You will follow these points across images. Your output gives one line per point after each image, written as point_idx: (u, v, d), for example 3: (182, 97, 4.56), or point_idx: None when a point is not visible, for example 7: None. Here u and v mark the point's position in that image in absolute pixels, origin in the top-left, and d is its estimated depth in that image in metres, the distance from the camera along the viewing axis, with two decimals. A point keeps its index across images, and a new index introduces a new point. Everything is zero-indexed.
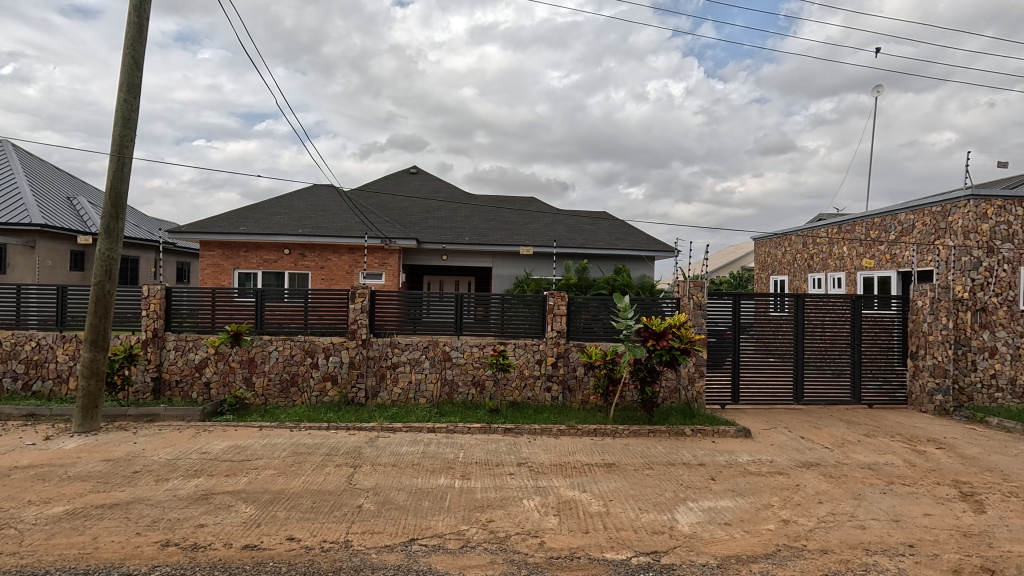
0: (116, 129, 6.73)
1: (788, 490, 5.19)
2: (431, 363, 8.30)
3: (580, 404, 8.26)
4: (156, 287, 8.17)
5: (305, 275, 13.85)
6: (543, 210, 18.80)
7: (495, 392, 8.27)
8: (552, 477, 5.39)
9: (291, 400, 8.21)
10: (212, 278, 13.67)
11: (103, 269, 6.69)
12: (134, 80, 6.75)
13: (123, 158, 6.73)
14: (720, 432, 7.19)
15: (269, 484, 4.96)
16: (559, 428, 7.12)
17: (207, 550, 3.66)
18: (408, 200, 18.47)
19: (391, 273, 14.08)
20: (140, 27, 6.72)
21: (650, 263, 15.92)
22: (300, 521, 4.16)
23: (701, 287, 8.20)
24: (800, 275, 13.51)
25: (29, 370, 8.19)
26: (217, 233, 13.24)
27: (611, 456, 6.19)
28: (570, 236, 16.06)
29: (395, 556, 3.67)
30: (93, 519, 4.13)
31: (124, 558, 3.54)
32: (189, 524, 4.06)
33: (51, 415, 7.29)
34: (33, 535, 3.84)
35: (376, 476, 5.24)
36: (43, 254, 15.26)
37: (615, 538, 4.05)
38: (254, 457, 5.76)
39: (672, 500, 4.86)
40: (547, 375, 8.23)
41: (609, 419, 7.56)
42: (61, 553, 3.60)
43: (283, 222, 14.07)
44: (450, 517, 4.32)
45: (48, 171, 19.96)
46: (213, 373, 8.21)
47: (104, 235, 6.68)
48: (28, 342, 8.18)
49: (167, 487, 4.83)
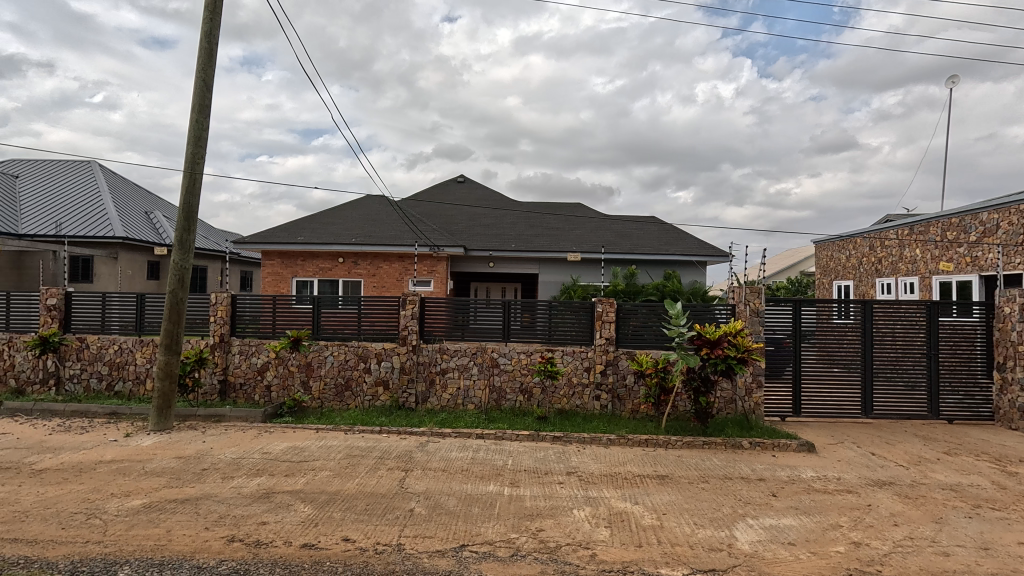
0: (188, 147, 7.21)
1: (858, 510, 4.84)
2: (479, 369, 8.36)
3: (630, 413, 8.06)
4: (224, 294, 8.69)
5: (358, 283, 14.34)
6: (590, 215, 18.69)
7: (543, 399, 8.23)
8: (603, 488, 5.28)
9: (345, 404, 8.46)
10: (272, 286, 14.36)
11: (177, 277, 7.16)
12: (205, 101, 7.23)
13: (195, 174, 7.20)
14: (781, 445, 6.82)
15: (326, 485, 5.12)
16: (610, 437, 6.98)
17: (269, 547, 3.82)
18: (456, 208, 18.81)
19: (440, 280, 14.35)
20: (210, 52, 7.19)
21: (702, 269, 15.45)
22: (355, 523, 4.26)
23: (758, 293, 7.89)
24: (866, 280, 12.71)
25: (112, 371, 8.86)
26: (278, 243, 13.94)
27: (664, 467, 6.00)
28: (617, 241, 15.85)
29: (446, 561, 3.69)
30: (166, 513, 4.40)
31: (194, 551, 3.74)
32: (253, 521, 4.25)
33: (131, 413, 7.86)
34: (116, 526, 4.14)
35: (427, 481, 5.30)
36: (123, 263, 16.55)
37: (670, 553, 3.91)
38: (311, 458, 5.98)
39: (730, 516, 4.64)
40: (596, 383, 8.11)
41: (661, 430, 7.31)
42: (139, 543, 3.84)
43: (337, 232, 14.62)
44: (500, 525, 4.32)
45: (126, 187, 21.54)
46: (273, 376, 8.60)
47: (178, 246, 7.16)
48: (112, 345, 8.87)
49: (233, 484, 5.10)
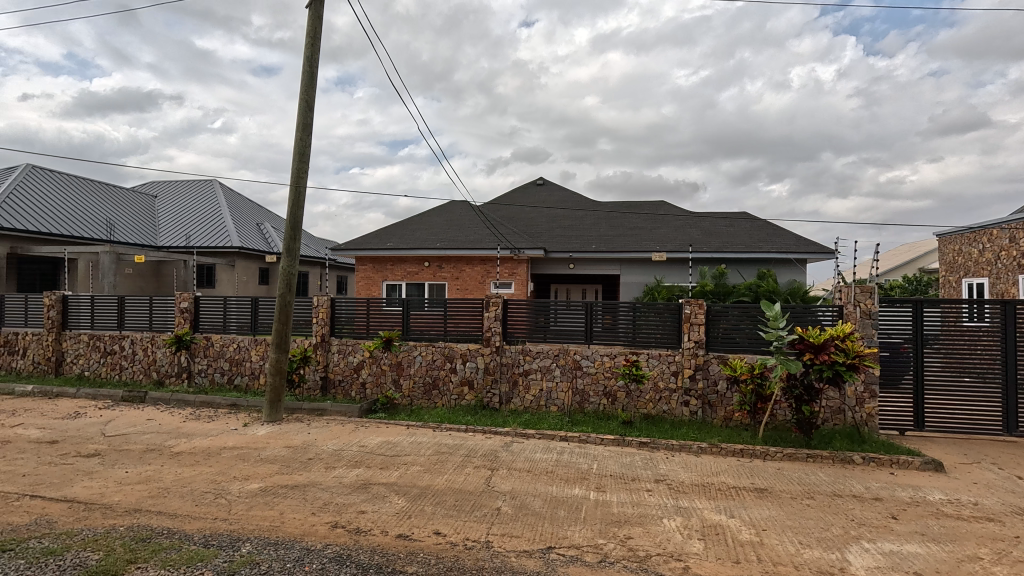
0: (294, 163, 7.89)
1: (1002, 542, 4.21)
2: (562, 371, 8.32)
3: (723, 421, 7.63)
4: (324, 297, 9.40)
5: (443, 286, 14.86)
6: (674, 213, 17.98)
7: (628, 403, 8.02)
8: (695, 499, 5.03)
9: (433, 402, 8.80)
10: (365, 289, 15.29)
11: (285, 282, 7.85)
12: (308, 120, 7.87)
13: (299, 187, 7.86)
14: (901, 463, 6.12)
15: (418, 480, 5.36)
16: (700, 445, 6.65)
17: (368, 534, 4.06)
18: (536, 211, 18.91)
19: (520, 283, 14.49)
20: (311, 74, 7.82)
21: (801, 267, 14.28)
22: (445, 518, 4.41)
23: (870, 293, 7.15)
24: (1005, 277, 11.06)
25: (232, 366, 9.90)
26: (370, 249, 14.83)
27: (763, 480, 5.60)
28: (704, 239, 15.10)
29: (534, 562, 3.71)
30: (279, 497, 4.83)
31: (303, 533, 4.07)
32: (353, 509, 4.54)
33: (249, 405, 8.72)
34: (238, 506, 4.61)
35: (512, 481, 5.36)
36: (239, 270, 18.45)
37: (772, 573, 3.64)
38: (403, 453, 6.28)
39: (841, 537, 4.23)
40: (684, 389, 7.77)
41: (758, 440, 6.84)
42: (257, 523, 4.25)
43: (423, 237, 15.27)
44: (587, 529, 4.26)
45: (242, 202, 24.02)
46: (368, 374, 9.15)
47: (286, 254, 7.85)
48: (232, 343, 9.91)
49: (335, 474, 5.49)
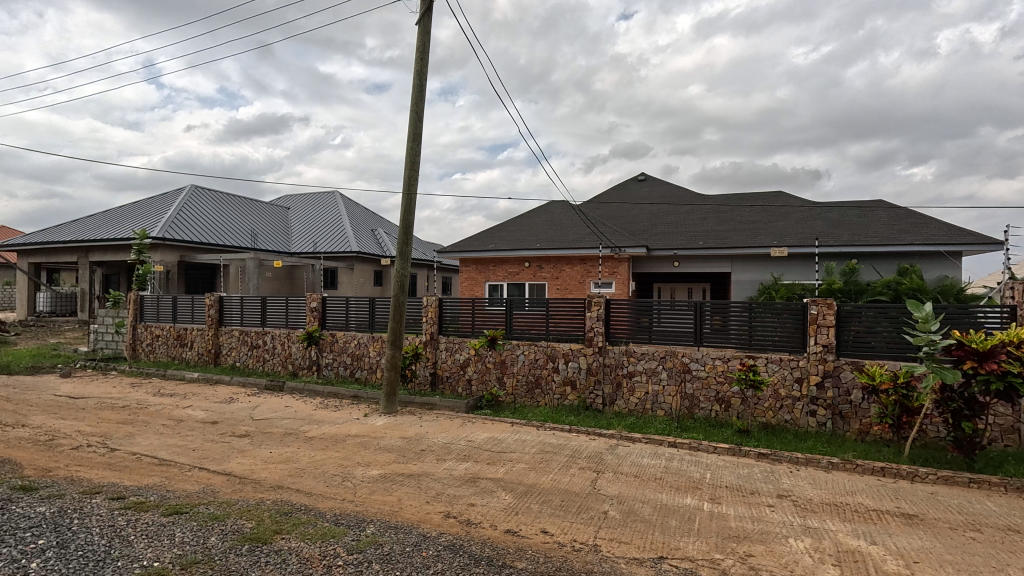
0: (406, 172, 8.41)
1: None
2: (669, 374, 7.96)
3: (858, 435, 6.81)
4: (432, 297, 9.91)
5: (543, 285, 14.96)
6: (794, 204, 16.43)
7: (743, 411, 7.46)
8: (827, 519, 4.53)
9: (536, 401, 8.88)
10: (469, 290, 15.87)
11: (399, 283, 8.39)
12: (418, 130, 8.34)
13: (411, 194, 8.37)
14: None
15: (524, 477, 5.43)
16: (831, 461, 5.99)
17: (478, 527, 4.20)
18: (638, 207, 18.33)
19: (622, 282, 14.14)
20: (421, 87, 8.28)
21: (955, 261, 12.31)
22: (552, 517, 4.42)
23: None
24: None
25: (354, 361, 10.80)
26: (473, 251, 15.37)
27: (912, 505, 4.90)
28: (831, 232, 13.61)
29: (645, 571, 3.59)
30: (396, 484, 5.17)
31: (419, 520, 4.32)
32: (463, 501, 4.73)
33: (368, 397, 9.46)
34: (363, 489, 5.01)
35: (619, 485, 5.23)
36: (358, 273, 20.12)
37: None
38: (509, 450, 6.42)
39: None
40: (810, 398, 7.05)
41: (903, 459, 6.01)
42: (378, 507, 4.59)
43: (524, 238, 15.50)
44: (701, 542, 4.03)
45: (359, 210, 26.17)
46: (473, 371, 9.49)
47: (399, 257, 8.39)
48: (353, 339, 10.81)
49: (445, 466, 5.76)
